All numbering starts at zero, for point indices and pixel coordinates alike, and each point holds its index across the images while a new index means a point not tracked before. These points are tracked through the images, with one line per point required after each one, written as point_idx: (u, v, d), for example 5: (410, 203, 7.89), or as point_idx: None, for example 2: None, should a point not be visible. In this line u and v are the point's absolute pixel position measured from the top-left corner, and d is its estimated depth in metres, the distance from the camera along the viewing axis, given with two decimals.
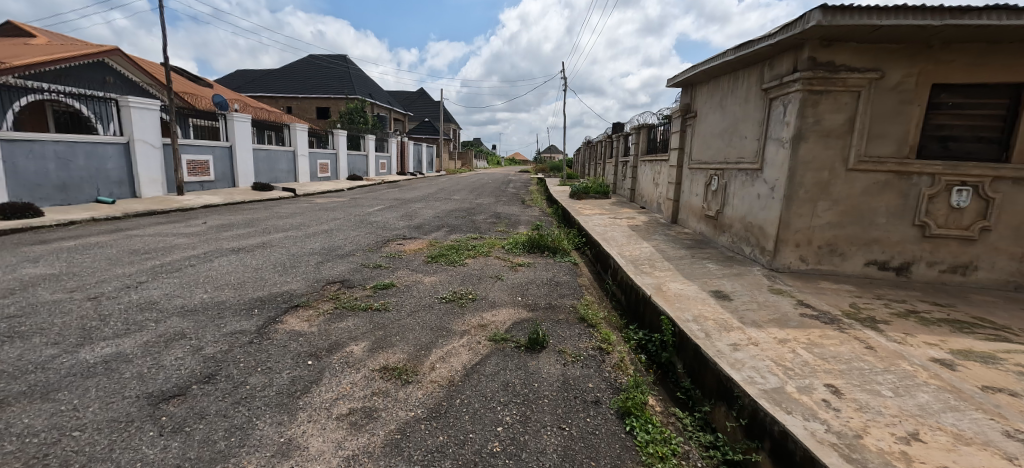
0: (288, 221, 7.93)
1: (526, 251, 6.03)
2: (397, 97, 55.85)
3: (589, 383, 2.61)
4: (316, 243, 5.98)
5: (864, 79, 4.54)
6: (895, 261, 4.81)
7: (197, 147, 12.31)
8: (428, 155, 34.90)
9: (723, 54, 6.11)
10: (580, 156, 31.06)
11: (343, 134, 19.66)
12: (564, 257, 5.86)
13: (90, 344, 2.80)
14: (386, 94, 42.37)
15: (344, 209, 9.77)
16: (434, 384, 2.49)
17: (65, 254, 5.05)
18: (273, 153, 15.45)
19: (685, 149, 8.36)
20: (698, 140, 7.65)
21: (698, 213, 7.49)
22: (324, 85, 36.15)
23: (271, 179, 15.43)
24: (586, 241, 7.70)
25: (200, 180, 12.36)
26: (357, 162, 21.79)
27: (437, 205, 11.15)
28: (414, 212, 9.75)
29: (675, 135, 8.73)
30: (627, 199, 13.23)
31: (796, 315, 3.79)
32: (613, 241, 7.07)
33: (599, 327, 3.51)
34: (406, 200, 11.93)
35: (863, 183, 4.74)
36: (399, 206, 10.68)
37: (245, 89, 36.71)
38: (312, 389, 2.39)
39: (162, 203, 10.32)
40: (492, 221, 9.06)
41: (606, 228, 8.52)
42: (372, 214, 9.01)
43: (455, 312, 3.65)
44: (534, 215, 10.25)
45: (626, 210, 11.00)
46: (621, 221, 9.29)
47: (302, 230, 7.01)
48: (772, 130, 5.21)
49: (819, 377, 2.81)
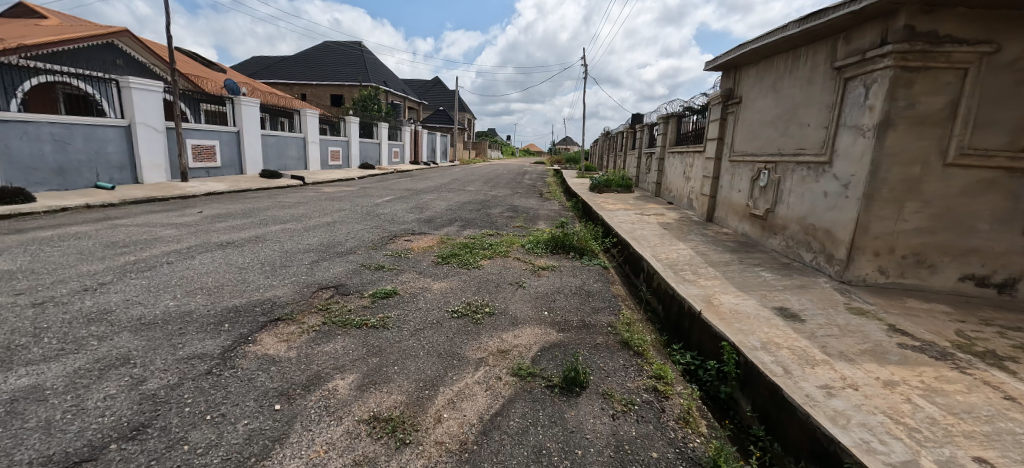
0: (289, 211, 7.33)
1: (548, 252, 5.33)
2: (411, 85, 55.16)
3: (651, 450, 1.91)
4: (315, 238, 5.35)
5: (973, 54, 3.70)
6: (998, 276, 3.99)
7: (204, 132, 11.82)
8: (443, 144, 34.32)
9: (782, 29, 5.27)
10: (598, 147, 30.14)
11: (355, 121, 19.09)
12: (592, 260, 5.13)
13: (5, 372, 2.19)
14: (400, 81, 41.73)
15: (351, 199, 9.15)
16: (440, 449, 1.82)
17: (34, 247, 4.49)
18: (282, 139, 14.93)
19: (724, 139, 7.51)
20: (742, 130, 6.82)
21: (740, 212, 6.67)
22: (338, 72, 35.62)
23: (280, 166, 14.91)
24: (614, 239, 6.93)
25: (207, 166, 11.88)
26: (369, 150, 21.23)
27: (450, 197, 10.47)
28: (425, 204, 9.08)
29: (713, 124, 7.88)
30: (652, 194, 12.38)
31: (894, 347, 3.03)
32: (646, 242, 6.31)
33: (649, 358, 2.78)
34: (417, 191, 11.32)
35: (963, 181, 3.91)
36: (410, 197, 10.04)
37: (260, 75, 36.40)
38: (272, 454, 1.74)
39: (164, 190, 9.85)
40: (509, 215, 8.35)
41: (634, 225, 7.75)
42: (380, 206, 8.37)
43: (468, 331, 2.97)
44: (554, 210, 9.51)
45: (653, 206, 10.18)
46: (650, 218, 8.50)
47: (302, 222, 6.39)
48: (848, 116, 4.38)
49: (961, 446, 2.08)
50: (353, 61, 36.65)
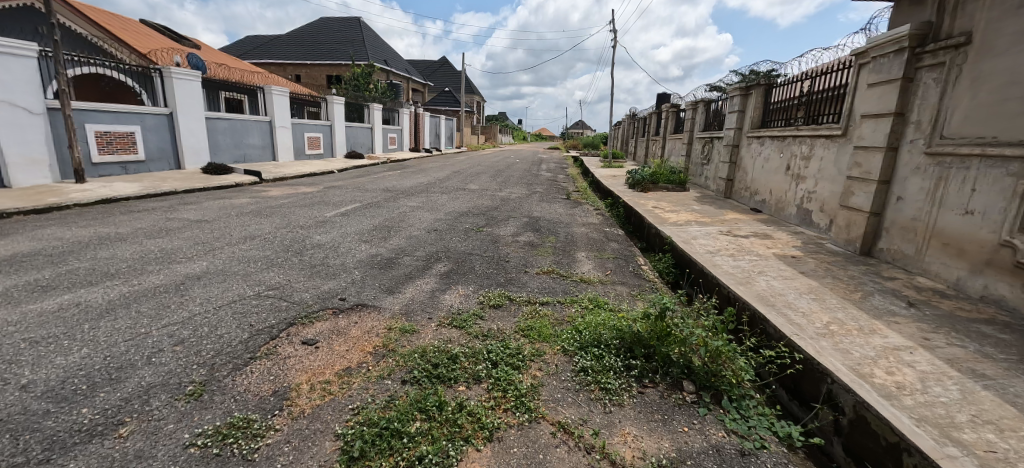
0: (154, 242, 4.30)
1: (632, 388, 2.17)
2: (416, 65, 51.52)
3: None
4: (85, 347, 2.29)
5: None
6: None
7: (116, 114, 8.60)
8: (447, 129, 30.95)
9: None
10: (621, 130, 26.62)
11: (340, 102, 15.82)
12: (752, 424, 1.98)
13: None
14: (403, 60, 38.36)
15: (289, 209, 6.10)
16: None
17: None
18: (239, 122, 11.56)
19: (909, 115, 4.31)
20: (976, 97, 3.63)
21: (976, 254, 3.50)
22: (333, 50, 32.32)
23: (238, 157, 11.57)
24: (734, 303, 3.71)
25: (123, 160, 8.78)
26: (359, 135, 18.08)
27: (443, 203, 7.32)
28: (400, 218, 5.94)
29: (878, 88, 4.64)
30: (720, 194, 9.05)
31: None
32: (813, 328, 3.14)
33: None
34: (399, 192, 8.23)
35: None
36: (384, 203, 6.98)
37: (249, 54, 33.18)
38: None
39: (35, 195, 6.90)
40: (527, 239, 5.23)
41: (742, 264, 4.57)
42: (325, 225, 5.32)
43: None
44: (593, 225, 6.34)
45: (736, 216, 6.97)
46: (753, 244, 5.31)
47: (139, 277, 3.35)
48: None
49: None
50: (350, 38, 33.32)
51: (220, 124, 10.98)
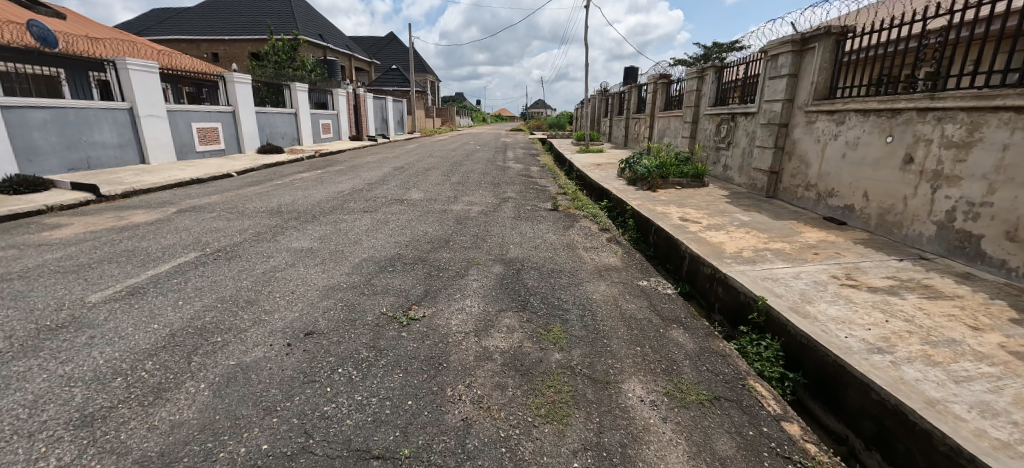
0: None
1: None
2: (358, 41, 46.52)
3: None
4: None
5: None
6: None
7: None
8: (396, 112, 27.35)
9: None
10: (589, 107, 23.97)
11: (244, 81, 12.26)
12: None
13: None
14: (342, 35, 33.90)
15: (19, 287, 3.01)
16: None
17: None
18: (75, 111, 8.04)
19: None
20: None
21: None
22: (255, 22, 27.62)
23: (76, 162, 8.12)
24: None
25: None
26: (279, 123, 14.53)
27: (357, 235, 4.42)
28: (252, 290, 3.01)
29: None
30: (757, 191, 6.62)
31: None
32: None
33: None
34: (293, 214, 5.23)
35: None
36: (248, 246, 3.98)
37: (151, 29, 27.92)
38: None
39: None
40: (507, 340, 2.47)
41: (992, 399, 2.08)
42: (47, 343, 2.32)
43: None
44: (613, 272, 3.66)
45: (820, 235, 4.52)
46: (930, 315, 2.84)
47: None
48: None
49: None
50: (276, 8, 28.62)
51: (38, 115, 7.45)
